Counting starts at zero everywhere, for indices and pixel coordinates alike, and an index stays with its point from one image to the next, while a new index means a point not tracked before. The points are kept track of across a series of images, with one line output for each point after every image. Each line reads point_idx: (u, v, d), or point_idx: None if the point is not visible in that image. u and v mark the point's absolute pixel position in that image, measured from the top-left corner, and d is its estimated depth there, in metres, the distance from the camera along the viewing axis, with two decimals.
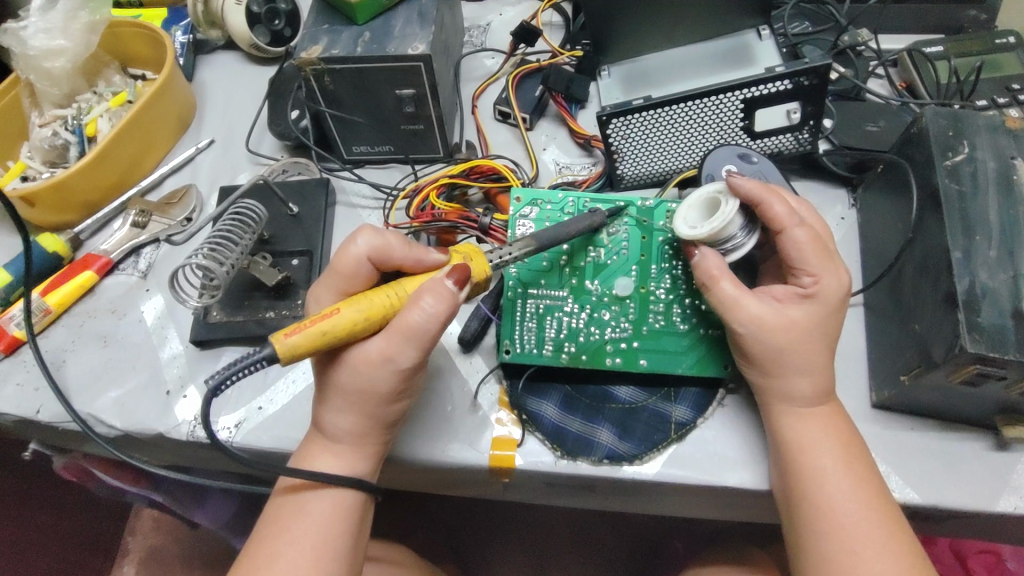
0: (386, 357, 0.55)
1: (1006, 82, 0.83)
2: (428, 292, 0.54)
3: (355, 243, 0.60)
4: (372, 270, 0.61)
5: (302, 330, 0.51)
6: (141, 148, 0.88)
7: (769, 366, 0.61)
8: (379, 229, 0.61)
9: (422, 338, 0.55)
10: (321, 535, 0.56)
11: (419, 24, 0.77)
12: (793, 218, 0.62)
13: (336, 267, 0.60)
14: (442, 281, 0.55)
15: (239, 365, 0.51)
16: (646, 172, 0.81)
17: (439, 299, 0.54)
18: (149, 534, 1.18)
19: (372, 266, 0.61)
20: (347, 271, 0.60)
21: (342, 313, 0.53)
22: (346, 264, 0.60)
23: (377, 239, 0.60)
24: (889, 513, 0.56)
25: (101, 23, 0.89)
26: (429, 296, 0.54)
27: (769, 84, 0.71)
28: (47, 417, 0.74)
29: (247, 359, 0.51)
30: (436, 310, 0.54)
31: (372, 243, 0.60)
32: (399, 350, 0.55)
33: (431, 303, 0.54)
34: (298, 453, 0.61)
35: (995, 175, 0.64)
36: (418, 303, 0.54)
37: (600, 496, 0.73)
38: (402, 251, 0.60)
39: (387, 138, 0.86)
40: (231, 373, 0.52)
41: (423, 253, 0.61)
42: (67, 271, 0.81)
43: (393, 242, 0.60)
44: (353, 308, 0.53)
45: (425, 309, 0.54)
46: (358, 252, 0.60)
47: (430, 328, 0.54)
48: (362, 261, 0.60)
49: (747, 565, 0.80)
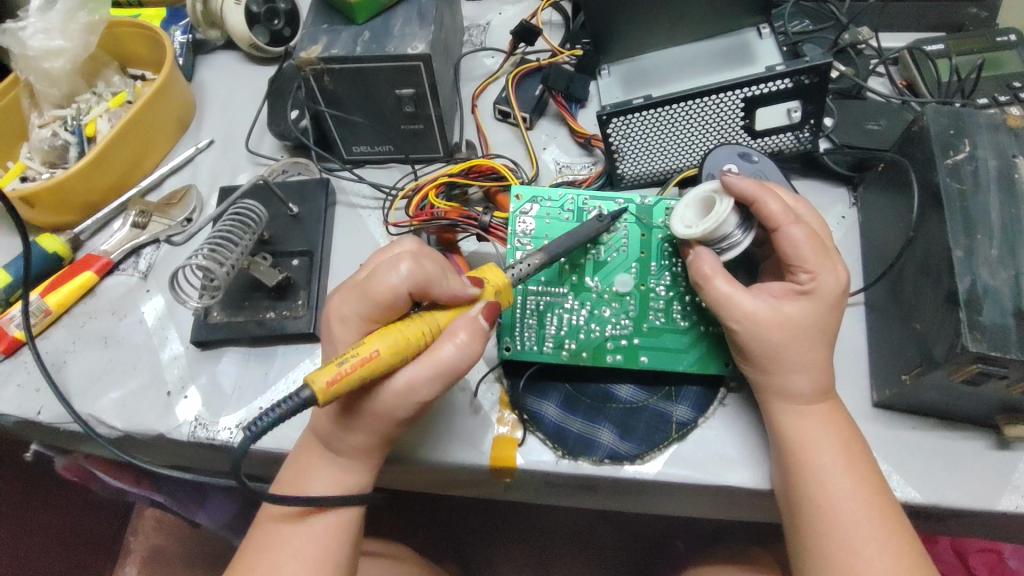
0: (410, 390, 0.55)
1: (1007, 79, 0.83)
2: (462, 328, 0.55)
3: (395, 271, 0.56)
4: (408, 300, 0.57)
5: (341, 372, 0.49)
6: (142, 148, 0.88)
7: (769, 365, 0.60)
8: (419, 257, 0.56)
9: (451, 375, 0.55)
10: (321, 546, 0.57)
11: (418, 24, 0.77)
12: (789, 216, 0.62)
13: (371, 294, 0.56)
14: (476, 318, 0.56)
15: (276, 408, 0.49)
16: (646, 171, 0.81)
17: (473, 337, 0.55)
18: (150, 534, 1.20)
19: (409, 298, 0.57)
20: (385, 301, 0.56)
21: (380, 352, 0.51)
22: (381, 292, 0.56)
23: (419, 271, 0.55)
24: (891, 512, 0.56)
25: (101, 23, 0.88)
26: (463, 333, 0.55)
27: (769, 83, 0.71)
28: (47, 418, 0.74)
29: (285, 403, 0.48)
30: (469, 348, 0.55)
31: (413, 274, 0.55)
32: (427, 386, 0.55)
33: (465, 340, 0.55)
34: (298, 457, 0.61)
35: (997, 174, 0.64)
36: (453, 338, 0.55)
37: (601, 495, 0.73)
38: (443, 283, 0.56)
39: (387, 137, 0.86)
40: (268, 419, 0.49)
41: (460, 287, 0.57)
42: (67, 271, 0.81)
43: (434, 274, 0.56)
44: (389, 344, 0.52)
45: (459, 345, 0.55)
46: (397, 283, 0.56)
47: (461, 365, 0.55)
48: (400, 294, 0.56)
49: (747, 564, 0.80)
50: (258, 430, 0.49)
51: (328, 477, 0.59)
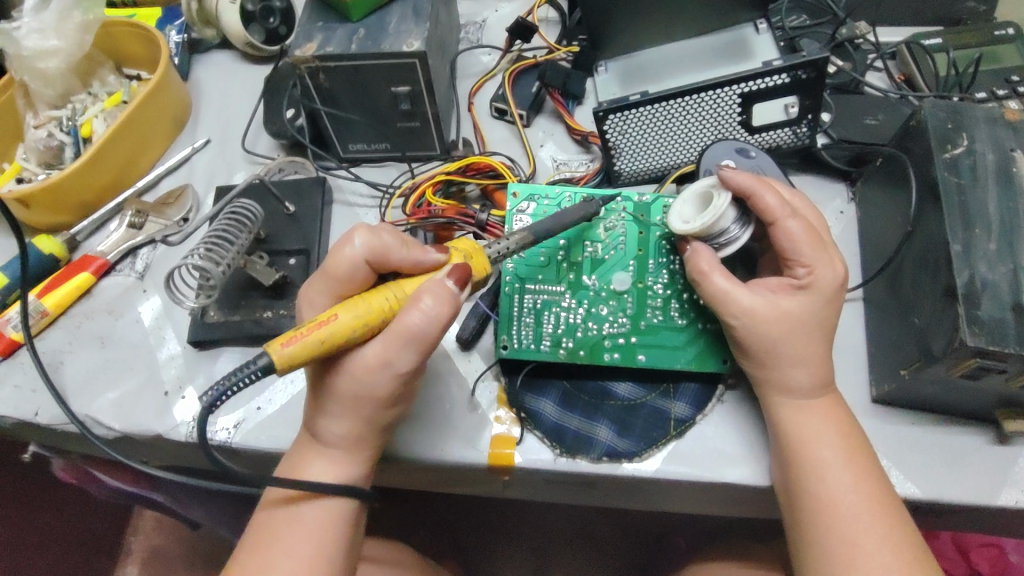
0: (384, 362, 0.54)
1: (1006, 74, 0.83)
2: (426, 293, 0.54)
3: (351, 244, 0.58)
4: (369, 272, 0.59)
5: (301, 339, 0.50)
6: (136, 149, 0.87)
7: (766, 358, 0.60)
8: (374, 229, 0.58)
9: (422, 341, 0.54)
10: (316, 545, 0.56)
11: (414, 21, 0.77)
12: (784, 209, 0.61)
13: (331, 269, 0.58)
14: (441, 282, 0.55)
15: (233, 379, 0.49)
16: (643, 167, 0.81)
17: (438, 300, 0.54)
18: (151, 534, 1.18)
19: (369, 269, 0.58)
20: (344, 275, 0.58)
21: (340, 319, 0.51)
22: (341, 267, 0.58)
23: (376, 241, 0.58)
24: (890, 505, 0.56)
25: (95, 22, 0.88)
26: (427, 297, 0.54)
27: (767, 78, 0.71)
28: (45, 420, 0.74)
29: (240, 372, 0.49)
30: (435, 312, 0.54)
31: (368, 244, 0.57)
32: (399, 355, 0.54)
33: (430, 304, 0.53)
34: (293, 455, 0.61)
35: (995, 168, 0.64)
36: (417, 304, 0.53)
37: (600, 493, 0.73)
38: (401, 252, 0.58)
39: (383, 136, 0.86)
40: (226, 387, 0.49)
41: (421, 254, 0.58)
42: (65, 271, 0.81)
43: (390, 242, 0.58)
44: (350, 312, 0.52)
45: (424, 310, 0.53)
46: (354, 254, 0.58)
47: (430, 330, 0.54)
48: (358, 264, 0.58)
49: (748, 561, 0.80)
50: (214, 398, 0.50)
51: (325, 477, 0.59)
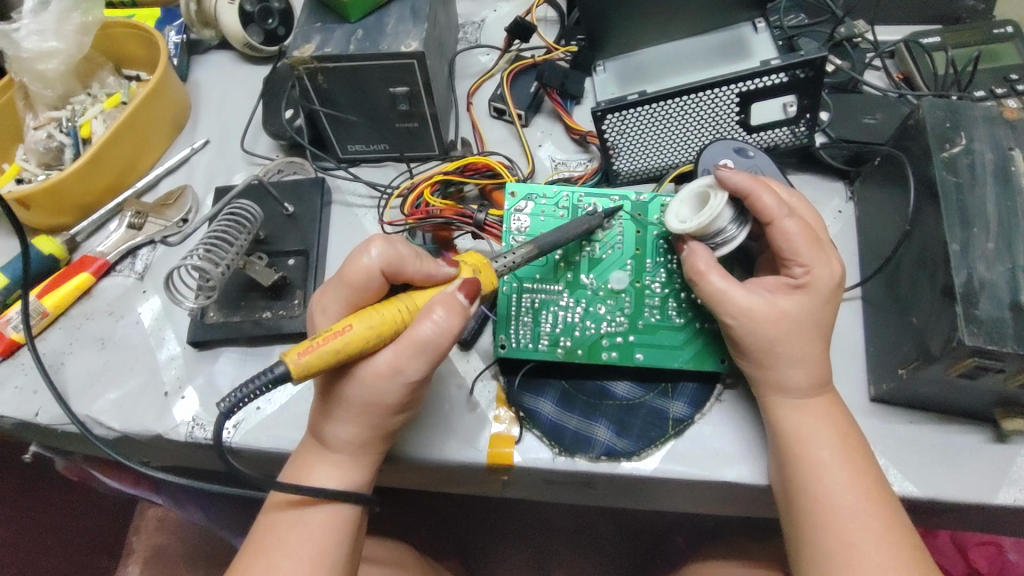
0: (395, 370, 0.55)
1: (1004, 73, 0.83)
2: (439, 304, 0.54)
3: (367, 253, 0.57)
4: (383, 282, 0.59)
5: (315, 348, 0.50)
6: (136, 150, 0.88)
7: (762, 359, 0.61)
8: (391, 239, 0.58)
9: (433, 352, 0.55)
10: (316, 546, 0.56)
11: (412, 21, 0.77)
12: (782, 209, 0.61)
13: (346, 278, 0.58)
14: (453, 294, 0.55)
15: (248, 389, 0.49)
16: (641, 167, 0.81)
17: (451, 312, 0.54)
18: (152, 535, 1.14)
19: (383, 279, 0.58)
20: (359, 284, 0.58)
21: (354, 329, 0.51)
22: (356, 275, 0.57)
23: (390, 251, 0.57)
24: (887, 504, 0.56)
25: (94, 23, 0.88)
26: (440, 309, 0.54)
27: (765, 78, 0.71)
28: (45, 420, 0.74)
29: (255, 381, 0.49)
30: (447, 324, 0.54)
31: (385, 255, 0.57)
32: (410, 364, 0.55)
33: (443, 316, 0.54)
34: (297, 458, 0.61)
35: (993, 167, 0.64)
36: (430, 316, 0.54)
37: (598, 492, 0.73)
38: (415, 264, 0.58)
39: (382, 136, 0.86)
40: (244, 395, 0.49)
41: (434, 267, 0.58)
42: (65, 272, 0.81)
43: (406, 254, 0.58)
44: (364, 322, 0.52)
45: (437, 322, 0.54)
46: (370, 264, 0.57)
47: (442, 341, 0.54)
48: (374, 274, 0.58)
49: (747, 559, 0.80)
50: (232, 406, 0.50)
51: (323, 477, 0.59)
